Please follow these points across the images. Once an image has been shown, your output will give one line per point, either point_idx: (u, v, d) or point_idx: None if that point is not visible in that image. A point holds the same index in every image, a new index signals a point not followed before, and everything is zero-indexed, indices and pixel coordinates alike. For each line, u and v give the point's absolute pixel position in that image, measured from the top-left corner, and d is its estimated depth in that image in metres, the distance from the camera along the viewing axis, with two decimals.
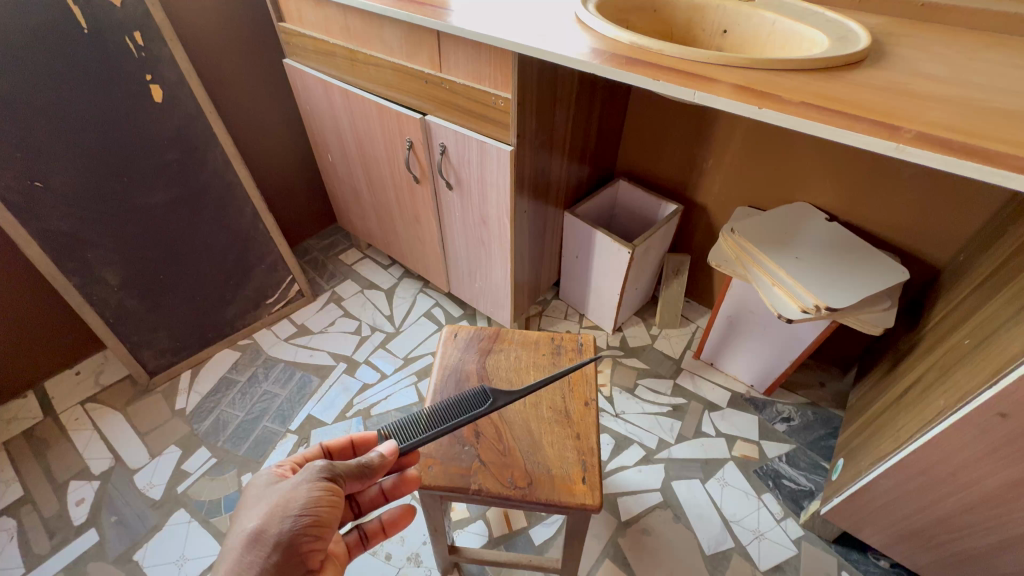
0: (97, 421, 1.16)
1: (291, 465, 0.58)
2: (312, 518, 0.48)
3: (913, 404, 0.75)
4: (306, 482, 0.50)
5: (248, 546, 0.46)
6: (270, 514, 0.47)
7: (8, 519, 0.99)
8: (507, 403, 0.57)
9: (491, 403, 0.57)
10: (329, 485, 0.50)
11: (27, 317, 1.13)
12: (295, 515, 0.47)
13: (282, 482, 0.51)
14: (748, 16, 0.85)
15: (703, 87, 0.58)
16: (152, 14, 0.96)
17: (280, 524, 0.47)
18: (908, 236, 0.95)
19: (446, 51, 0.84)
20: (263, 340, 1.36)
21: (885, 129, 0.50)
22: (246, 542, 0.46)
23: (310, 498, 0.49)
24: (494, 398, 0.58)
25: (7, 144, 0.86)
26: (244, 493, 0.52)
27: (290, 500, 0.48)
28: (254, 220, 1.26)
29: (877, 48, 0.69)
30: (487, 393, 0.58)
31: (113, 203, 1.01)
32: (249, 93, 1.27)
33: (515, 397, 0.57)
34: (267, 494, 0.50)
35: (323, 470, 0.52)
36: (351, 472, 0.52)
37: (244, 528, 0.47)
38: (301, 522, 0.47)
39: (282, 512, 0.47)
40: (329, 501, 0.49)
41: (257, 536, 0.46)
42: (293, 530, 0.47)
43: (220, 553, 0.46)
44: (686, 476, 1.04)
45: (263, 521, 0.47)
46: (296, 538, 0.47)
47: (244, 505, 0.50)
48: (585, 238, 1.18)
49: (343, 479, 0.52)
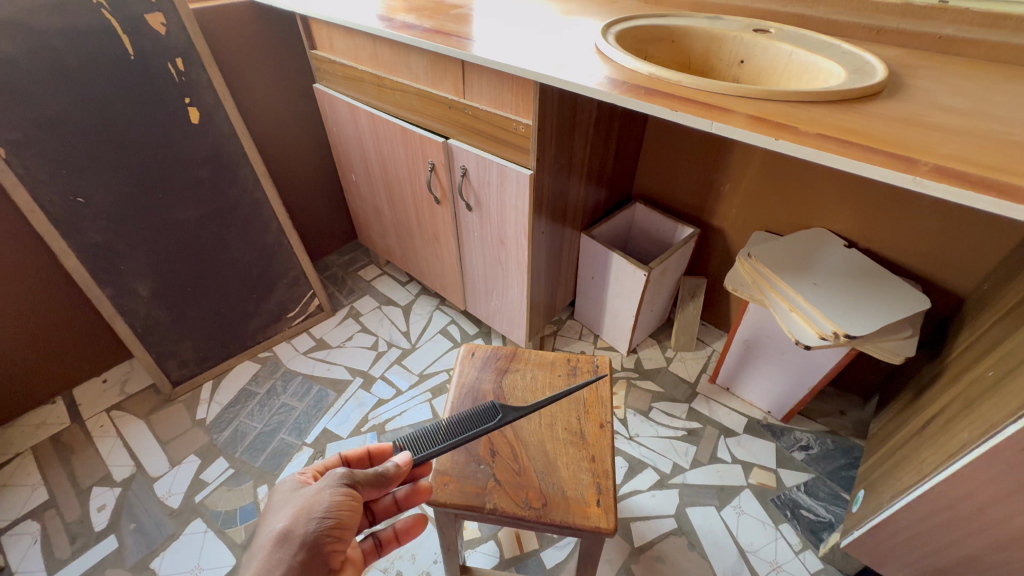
0: (122, 429, 1.19)
1: (312, 473, 0.59)
2: (335, 520, 0.49)
3: (936, 436, 0.74)
4: (329, 487, 0.52)
5: (276, 545, 0.47)
6: (296, 515, 0.49)
7: (32, 523, 1.01)
8: (516, 418, 0.58)
9: (499, 418, 0.58)
10: (350, 490, 0.52)
11: (61, 325, 1.18)
12: (320, 516, 0.49)
13: (305, 487, 0.53)
14: (765, 47, 0.87)
15: (720, 118, 0.60)
16: (194, 42, 1.02)
17: (305, 524, 0.48)
18: (929, 265, 0.95)
19: (469, 78, 0.88)
20: (283, 353, 1.39)
21: (900, 161, 0.51)
22: (275, 541, 0.47)
23: (333, 502, 0.50)
24: (503, 414, 0.59)
25: (54, 162, 0.92)
26: (271, 497, 0.53)
27: (315, 502, 0.50)
28: (279, 236, 1.30)
29: (895, 80, 0.70)
30: (497, 409, 0.60)
31: (148, 219, 1.06)
32: (280, 115, 1.33)
33: (524, 413, 0.58)
34: (292, 498, 0.52)
35: (343, 476, 0.53)
36: (368, 480, 0.54)
37: (272, 528, 0.48)
38: (325, 524, 0.49)
39: (307, 513, 0.49)
40: (350, 505, 0.51)
41: (284, 535, 0.47)
42: (317, 530, 0.48)
43: (248, 554, 0.47)
44: (701, 503, 1.03)
45: (290, 521, 0.48)
46: (319, 538, 0.48)
47: (270, 509, 0.52)
48: (601, 259, 1.19)
49: (362, 485, 0.53)
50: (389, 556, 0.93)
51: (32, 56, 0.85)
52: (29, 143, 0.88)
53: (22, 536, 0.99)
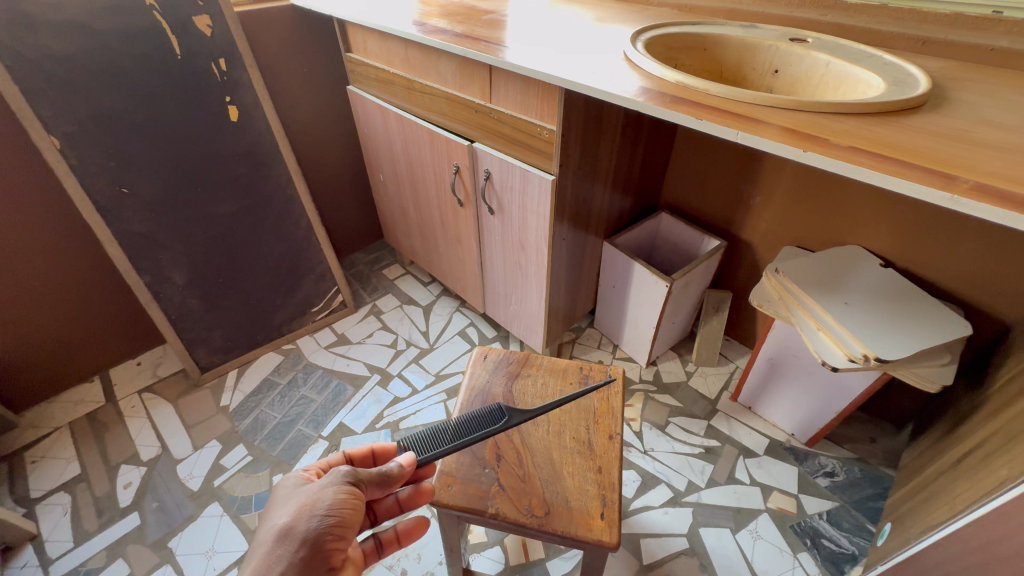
0: (151, 410, 1.24)
1: (315, 471, 0.60)
2: (337, 518, 0.50)
3: (972, 470, 0.69)
4: (332, 484, 0.52)
5: (278, 541, 0.48)
6: (298, 512, 0.49)
7: (64, 495, 1.07)
8: (522, 421, 0.59)
9: (505, 421, 0.59)
10: (353, 488, 0.52)
11: (101, 309, 1.24)
12: (322, 514, 0.50)
13: (309, 484, 0.54)
14: (801, 57, 0.84)
15: (747, 129, 0.58)
16: (237, 43, 1.06)
17: (307, 521, 0.49)
18: (975, 289, 0.89)
19: (497, 83, 0.88)
20: (305, 346, 1.42)
21: (937, 178, 0.48)
22: (276, 537, 0.48)
23: (336, 500, 0.51)
24: (509, 416, 0.60)
25: (103, 154, 0.97)
26: (273, 493, 0.54)
27: (318, 499, 0.51)
28: (308, 232, 1.34)
29: (939, 93, 0.67)
30: (503, 411, 0.61)
31: (186, 211, 1.11)
32: (314, 115, 1.37)
33: (530, 416, 0.60)
34: (295, 494, 0.52)
35: (347, 473, 0.54)
36: (372, 480, 0.54)
37: (275, 523, 0.49)
38: (327, 522, 0.49)
39: (309, 510, 0.50)
40: (353, 504, 0.52)
41: (286, 532, 0.48)
42: (319, 527, 0.49)
43: (250, 549, 0.48)
44: (715, 524, 0.99)
45: (292, 518, 0.49)
46: (320, 536, 0.48)
47: (272, 505, 0.52)
48: (623, 268, 1.17)
49: (365, 485, 0.54)
50: (395, 553, 0.94)
51: (88, 54, 0.90)
52: (82, 135, 0.94)
53: (54, 507, 1.05)
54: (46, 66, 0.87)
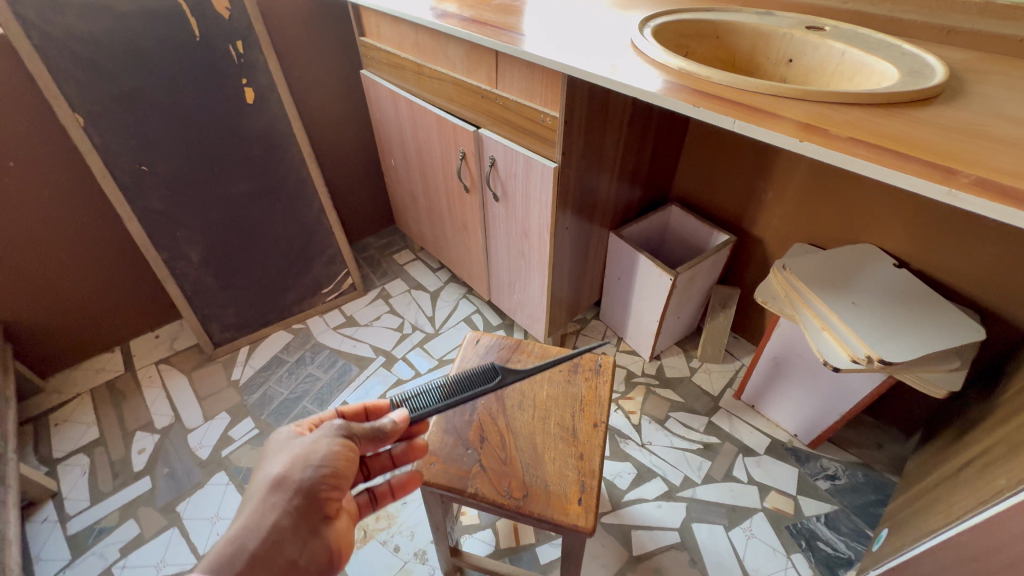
0: (166, 381, 1.29)
1: (308, 425, 0.61)
2: (331, 469, 0.52)
3: (971, 479, 0.67)
4: (326, 437, 0.54)
5: (272, 489, 0.50)
6: (292, 463, 0.51)
7: (83, 457, 1.13)
8: (515, 381, 0.58)
9: (498, 380, 0.58)
10: (347, 441, 0.54)
11: (122, 281, 1.29)
12: (316, 465, 0.51)
13: (303, 436, 0.55)
14: (816, 46, 0.81)
15: (745, 117, 0.57)
16: (254, 26, 1.08)
17: (301, 471, 0.51)
18: (992, 292, 0.85)
19: (502, 69, 0.88)
20: (314, 326, 1.45)
21: (937, 172, 0.47)
22: (271, 485, 0.50)
23: (329, 451, 0.52)
24: (503, 375, 0.59)
25: (124, 132, 1.01)
26: (268, 444, 0.56)
27: (312, 451, 0.52)
28: (320, 215, 1.36)
29: (956, 84, 0.64)
30: (497, 370, 0.60)
31: (203, 190, 1.14)
32: (328, 98, 1.38)
33: (524, 375, 0.58)
34: (290, 445, 0.54)
35: (341, 428, 0.55)
36: (366, 435, 0.55)
37: (269, 472, 0.51)
38: (320, 472, 0.51)
39: (303, 461, 0.51)
40: (347, 456, 0.53)
41: (280, 480, 0.50)
42: (313, 477, 0.51)
43: (245, 496, 0.50)
44: (708, 520, 0.99)
45: (286, 468, 0.51)
46: (314, 485, 0.51)
47: (269, 454, 0.54)
48: (628, 260, 1.16)
49: (359, 439, 0.55)
50: (390, 529, 0.98)
51: (111, 34, 0.93)
52: (104, 114, 0.98)
53: (74, 467, 1.11)
54: (72, 46, 0.91)
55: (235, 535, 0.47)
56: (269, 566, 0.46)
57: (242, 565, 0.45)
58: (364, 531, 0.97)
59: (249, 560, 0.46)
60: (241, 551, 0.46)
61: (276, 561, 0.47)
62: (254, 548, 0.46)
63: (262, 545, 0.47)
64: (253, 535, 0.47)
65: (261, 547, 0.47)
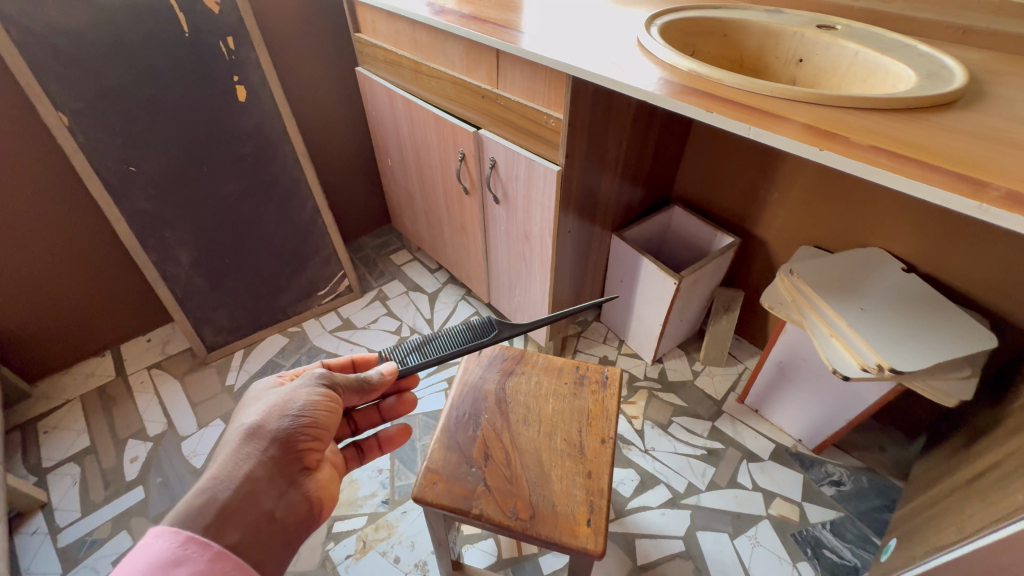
0: (158, 387, 1.26)
1: (290, 376, 0.67)
2: (310, 419, 0.56)
3: (985, 492, 0.65)
4: (306, 387, 0.59)
5: (247, 439, 0.53)
6: (269, 413, 0.55)
7: (74, 466, 1.10)
8: (511, 334, 0.66)
9: (495, 333, 0.66)
10: (327, 390, 0.59)
11: (112, 284, 1.26)
12: (293, 415, 0.56)
13: (281, 388, 0.60)
14: (828, 45, 0.78)
15: (759, 123, 0.55)
16: (245, 21, 1.05)
17: (277, 421, 0.55)
18: (1001, 297, 0.83)
19: (503, 68, 0.85)
20: (310, 329, 1.43)
21: (965, 183, 0.44)
22: (246, 435, 0.53)
23: (309, 402, 0.57)
24: (499, 329, 0.67)
25: (111, 132, 0.97)
26: (247, 395, 0.61)
27: (290, 402, 0.56)
28: (314, 215, 1.33)
29: (976, 87, 0.61)
30: (493, 324, 0.68)
31: (194, 191, 1.11)
32: (321, 94, 1.35)
33: (518, 329, 0.66)
34: (268, 397, 0.58)
35: (323, 378, 0.60)
36: (350, 386, 0.62)
37: (244, 423, 0.54)
38: (298, 422, 0.56)
39: (281, 411, 0.56)
40: (327, 406, 0.58)
41: (255, 430, 0.54)
42: (291, 427, 0.55)
43: (218, 445, 0.53)
44: (713, 528, 0.97)
45: (262, 418, 0.55)
46: (292, 434, 0.55)
47: (246, 407, 0.58)
48: (631, 263, 1.14)
49: (341, 390, 0.61)
50: (390, 540, 0.96)
51: (95, 29, 0.89)
52: (89, 112, 0.94)
53: (64, 477, 1.08)
54: (54, 41, 0.87)
55: (205, 488, 0.49)
56: (245, 517, 0.48)
57: (213, 518, 0.47)
58: (363, 542, 0.96)
59: (220, 511, 0.47)
60: (211, 502, 0.47)
61: (251, 511, 0.49)
62: (225, 499, 0.48)
63: (234, 496, 0.49)
64: (224, 486, 0.49)
65: (232, 499, 0.48)
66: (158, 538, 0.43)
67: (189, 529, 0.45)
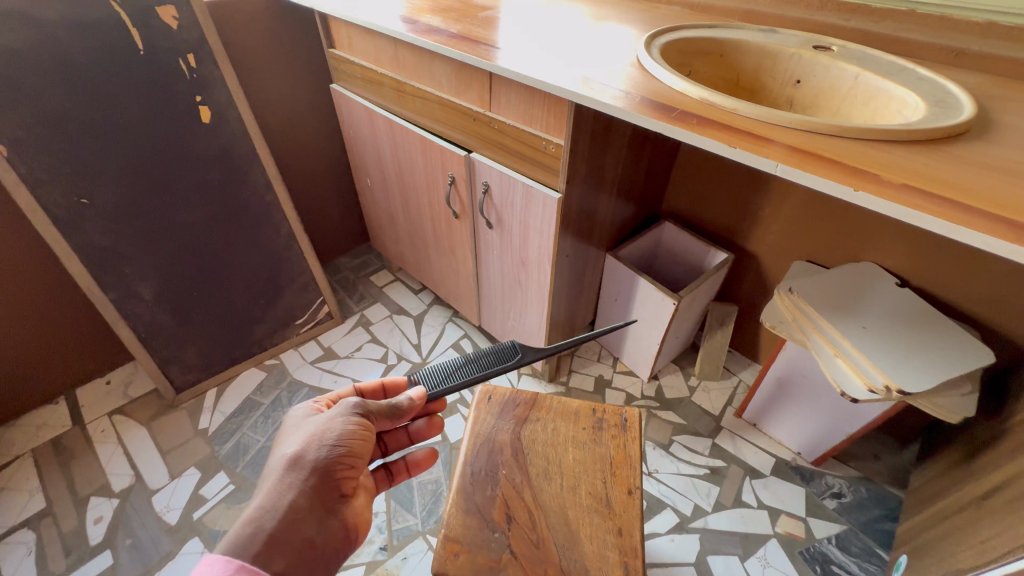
0: (122, 435, 1.15)
1: (326, 402, 0.65)
2: (346, 449, 0.55)
3: (1001, 512, 0.66)
4: (342, 416, 0.57)
5: (289, 468, 0.53)
6: (308, 442, 0.54)
7: (28, 532, 0.99)
8: (535, 359, 0.64)
9: (519, 357, 0.64)
10: (362, 420, 0.57)
11: (63, 325, 1.14)
12: (332, 444, 0.54)
13: (318, 415, 0.58)
14: (827, 67, 0.78)
15: (783, 158, 0.53)
16: (207, 38, 0.96)
17: (317, 451, 0.54)
18: (993, 311, 0.86)
19: (497, 91, 0.81)
20: (289, 361, 1.34)
21: (1004, 226, 0.44)
22: (288, 465, 0.53)
23: (345, 431, 0.55)
24: (523, 354, 0.65)
25: (58, 162, 0.87)
26: (284, 423, 0.60)
27: (327, 431, 0.55)
28: (289, 240, 1.25)
29: (982, 116, 0.62)
30: (516, 348, 0.65)
31: (156, 222, 1.02)
32: (292, 112, 1.26)
33: (543, 354, 0.64)
34: (306, 425, 0.57)
35: (357, 406, 0.58)
36: (382, 412, 0.59)
37: (285, 452, 0.54)
38: (336, 451, 0.54)
39: (319, 441, 0.54)
40: (361, 435, 0.56)
41: (297, 460, 0.53)
42: (329, 456, 0.54)
43: (262, 474, 0.53)
44: (723, 551, 0.96)
45: (302, 447, 0.54)
46: (331, 464, 0.54)
47: (286, 434, 0.58)
48: (627, 283, 1.12)
49: (375, 417, 0.59)
50: None
51: (36, 49, 0.80)
52: (32, 142, 0.84)
53: (18, 546, 0.97)
54: None
55: (252, 517, 0.50)
56: (288, 545, 0.49)
57: (261, 547, 0.48)
58: None
59: (267, 540, 0.48)
60: (258, 532, 0.49)
61: (293, 539, 0.49)
62: (271, 528, 0.49)
63: (279, 525, 0.49)
64: (270, 515, 0.50)
65: (278, 528, 0.49)
66: (213, 565, 0.45)
67: (240, 557, 0.47)
